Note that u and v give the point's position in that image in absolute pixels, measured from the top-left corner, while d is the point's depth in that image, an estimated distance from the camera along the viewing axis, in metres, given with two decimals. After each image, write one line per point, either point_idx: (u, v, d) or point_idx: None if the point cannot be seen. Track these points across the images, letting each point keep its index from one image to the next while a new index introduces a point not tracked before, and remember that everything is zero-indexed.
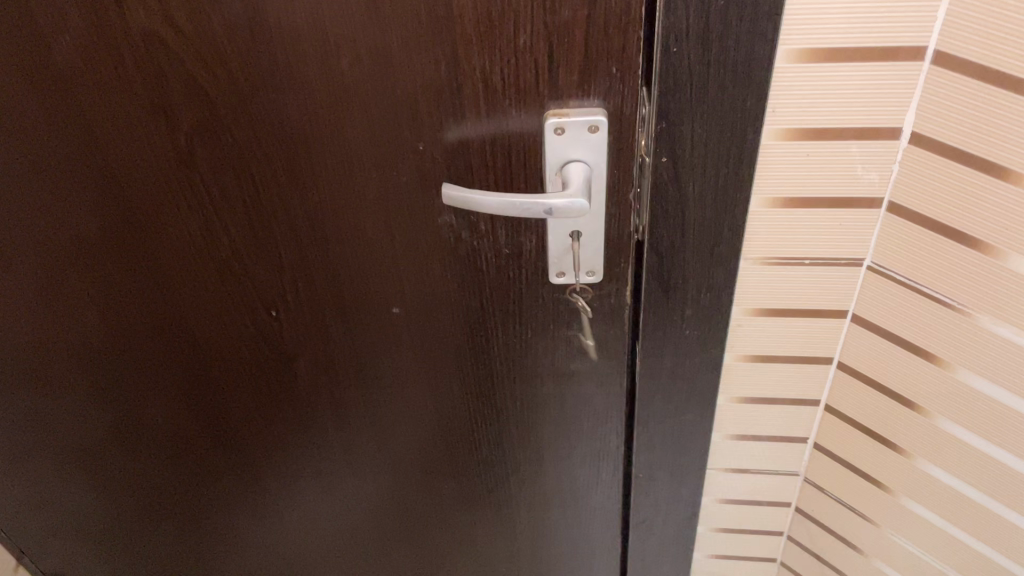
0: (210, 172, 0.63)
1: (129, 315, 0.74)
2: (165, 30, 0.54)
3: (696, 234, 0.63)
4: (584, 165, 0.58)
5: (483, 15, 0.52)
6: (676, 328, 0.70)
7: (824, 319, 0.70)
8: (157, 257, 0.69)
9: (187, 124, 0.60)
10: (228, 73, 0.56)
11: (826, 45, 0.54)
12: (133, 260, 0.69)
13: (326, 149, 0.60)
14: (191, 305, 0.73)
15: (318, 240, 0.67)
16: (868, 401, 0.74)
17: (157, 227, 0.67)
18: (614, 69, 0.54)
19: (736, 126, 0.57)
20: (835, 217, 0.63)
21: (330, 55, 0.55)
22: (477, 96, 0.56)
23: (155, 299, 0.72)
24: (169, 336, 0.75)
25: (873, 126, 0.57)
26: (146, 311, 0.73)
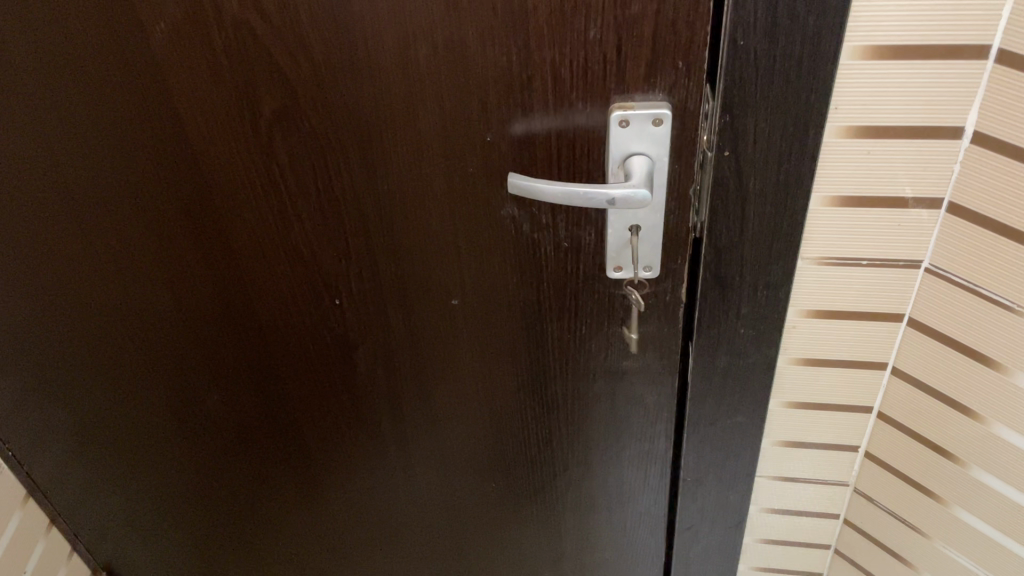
0: (287, 158, 0.65)
1: (199, 299, 0.76)
2: (253, 20, 0.57)
3: (755, 232, 0.64)
4: (646, 157, 0.60)
5: (556, 9, 0.54)
6: (730, 326, 0.71)
7: (879, 323, 0.71)
8: (231, 240, 0.71)
9: (269, 112, 0.62)
10: (312, 62, 0.59)
11: (889, 43, 0.55)
12: (208, 244, 0.72)
13: (397, 140, 0.63)
14: (260, 293, 0.75)
15: (385, 229, 0.69)
16: (922, 408, 0.74)
17: (233, 211, 0.69)
18: (680, 64, 0.56)
19: (799, 121, 0.57)
20: (893, 217, 0.63)
21: (408, 47, 0.57)
22: (546, 88, 0.58)
23: (227, 283, 0.74)
24: (237, 324, 0.78)
25: (935, 126, 0.58)
26: (216, 298, 0.76)
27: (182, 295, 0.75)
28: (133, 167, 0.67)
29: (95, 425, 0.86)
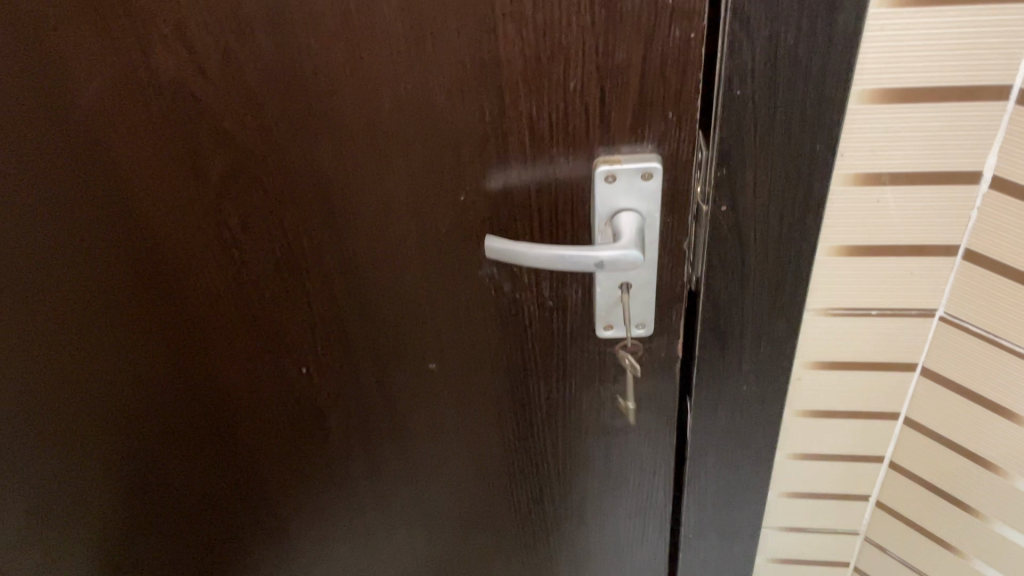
0: (242, 223, 0.59)
1: (155, 370, 0.70)
2: (194, 77, 0.51)
3: (757, 287, 0.58)
4: (636, 214, 0.55)
5: (531, 59, 0.48)
6: (732, 382, 0.65)
7: (891, 372, 0.66)
8: (185, 308, 0.65)
9: (220, 176, 0.57)
10: (262, 122, 0.53)
11: (900, 85, 0.49)
12: (160, 314, 0.66)
13: (362, 201, 0.57)
14: (220, 361, 0.69)
15: (353, 294, 0.63)
16: (938, 459, 0.69)
17: (186, 279, 0.63)
18: (670, 113, 0.51)
19: (803, 173, 0.51)
20: (906, 266, 0.58)
21: (368, 103, 0.52)
22: (524, 142, 0.53)
23: (184, 352, 0.69)
24: (199, 393, 0.72)
25: (950, 171, 0.53)
26: (173, 367, 0.70)
27: (136, 368, 0.69)
28: (75, 240, 0.61)
29: (52, 525, 0.78)
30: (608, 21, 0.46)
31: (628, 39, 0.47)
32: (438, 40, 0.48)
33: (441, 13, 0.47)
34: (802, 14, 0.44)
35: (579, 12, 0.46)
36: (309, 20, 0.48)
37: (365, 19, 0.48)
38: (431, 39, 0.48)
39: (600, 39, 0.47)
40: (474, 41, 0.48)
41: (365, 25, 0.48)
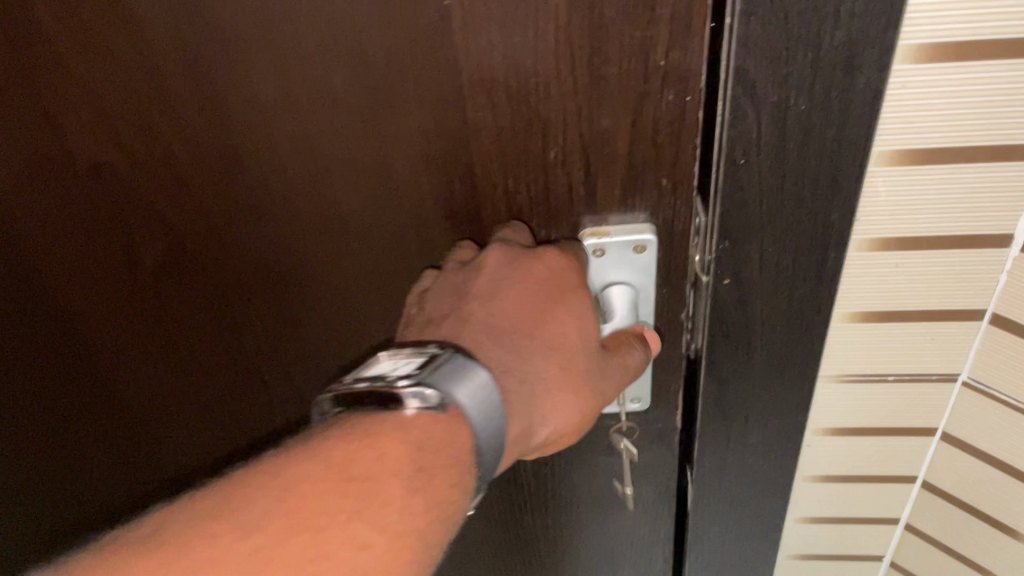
0: (185, 301, 0.53)
1: (99, 453, 0.64)
2: (116, 157, 0.45)
3: (765, 362, 0.52)
4: (628, 287, 0.49)
5: (505, 127, 0.42)
6: (737, 454, 0.59)
7: (908, 437, 0.60)
8: (128, 391, 0.59)
9: (156, 256, 0.50)
10: (200, 201, 0.47)
11: (924, 145, 0.43)
12: (101, 398, 0.59)
13: (319, 276, 0.51)
14: (170, 442, 0.63)
15: (313, 371, 0.57)
16: (959, 525, 0.64)
17: (127, 362, 0.57)
18: (664, 180, 0.45)
19: (816, 245, 0.46)
20: (926, 331, 0.53)
21: (320, 177, 0.45)
22: (499, 216, 0.47)
23: (130, 436, 0.62)
24: (147, 476, 0.66)
25: (978, 234, 0.47)
26: (117, 451, 0.64)
27: (84, 450, 0.64)
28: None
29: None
30: (591, 87, 0.40)
31: (614, 104, 0.41)
32: (396, 112, 0.42)
33: (397, 82, 0.41)
34: (813, 78, 0.39)
35: (557, 77, 0.40)
36: (245, 93, 0.42)
37: (310, 91, 0.41)
38: (388, 112, 0.42)
39: (583, 105, 0.41)
40: (438, 111, 0.42)
41: (309, 96, 0.41)
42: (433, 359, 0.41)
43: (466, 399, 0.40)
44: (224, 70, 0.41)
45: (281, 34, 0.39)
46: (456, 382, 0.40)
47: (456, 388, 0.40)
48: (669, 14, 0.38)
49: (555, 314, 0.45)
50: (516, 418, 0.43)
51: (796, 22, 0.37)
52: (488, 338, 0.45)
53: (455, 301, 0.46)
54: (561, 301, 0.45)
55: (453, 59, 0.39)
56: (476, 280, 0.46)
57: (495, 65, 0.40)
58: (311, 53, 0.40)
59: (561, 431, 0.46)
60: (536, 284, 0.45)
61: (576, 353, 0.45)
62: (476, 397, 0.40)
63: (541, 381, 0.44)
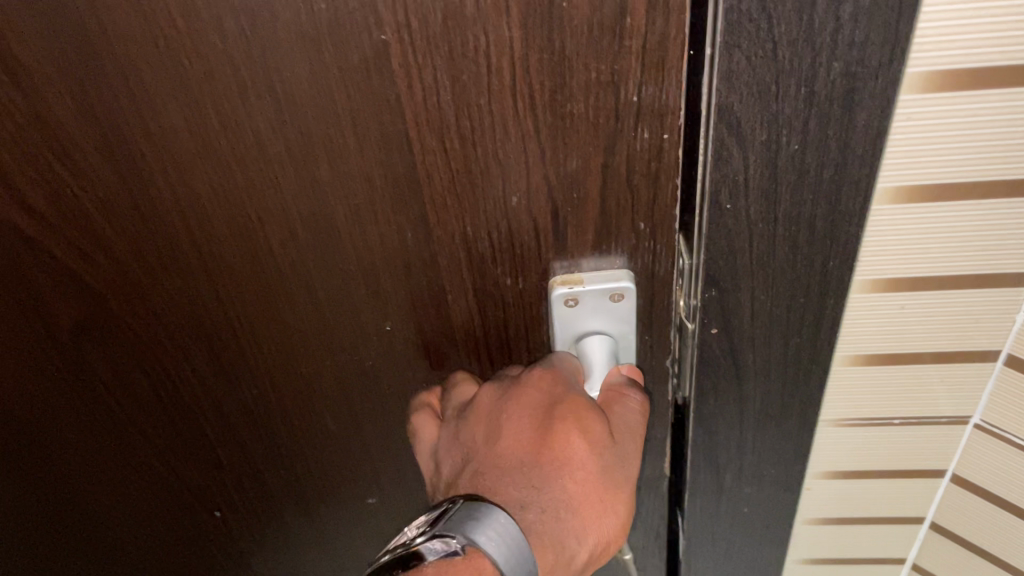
0: (110, 370, 0.46)
1: (26, 532, 0.56)
2: (16, 212, 0.39)
3: (759, 410, 0.47)
4: (607, 337, 0.43)
5: (460, 171, 0.36)
6: (731, 505, 0.54)
7: (916, 478, 0.56)
8: (54, 465, 0.52)
9: (71, 320, 0.44)
10: (115, 258, 0.41)
11: (934, 180, 0.39)
12: (25, 474, 0.52)
13: (259, 338, 0.45)
14: (106, 516, 0.56)
15: (262, 435, 0.51)
16: (970, 567, 0.59)
17: (50, 435, 0.50)
18: (642, 225, 0.38)
19: (813, 291, 0.41)
20: (934, 372, 0.48)
21: (251, 231, 0.39)
22: (458, 271, 0.40)
23: (60, 512, 0.55)
24: (84, 552, 0.59)
25: (993, 273, 0.42)
26: (46, 529, 0.56)
27: (10, 532, 0.56)
28: None
29: None
30: (555, 127, 0.34)
31: (582, 144, 0.35)
32: (332, 158, 0.36)
33: (329, 126, 0.34)
34: (808, 115, 0.34)
35: (518, 115, 0.34)
36: (155, 141, 0.35)
37: (229, 140, 0.35)
38: (322, 160, 0.36)
39: (546, 145, 0.35)
40: (381, 158, 0.36)
41: (230, 144, 0.35)
42: (445, 512, 0.40)
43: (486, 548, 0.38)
44: (128, 115, 0.35)
45: (190, 76, 0.33)
46: (469, 528, 0.38)
47: (465, 531, 0.38)
48: (640, 44, 0.32)
49: (561, 437, 0.42)
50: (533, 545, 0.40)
51: (787, 51, 0.32)
52: (490, 479, 0.43)
53: (461, 449, 0.44)
54: (567, 420, 0.42)
55: (393, 100, 0.33)
56: (476, 422, 0.44)
57: (443, 105, 0.33)
58: (226, 95, 0.33)
59: (604, 541, 0.43)
60: (535, 411, 0.43)
61: (593, 469, 0.42)
62: (494, 537, 0.38)
63: (557, 503, 0.42)
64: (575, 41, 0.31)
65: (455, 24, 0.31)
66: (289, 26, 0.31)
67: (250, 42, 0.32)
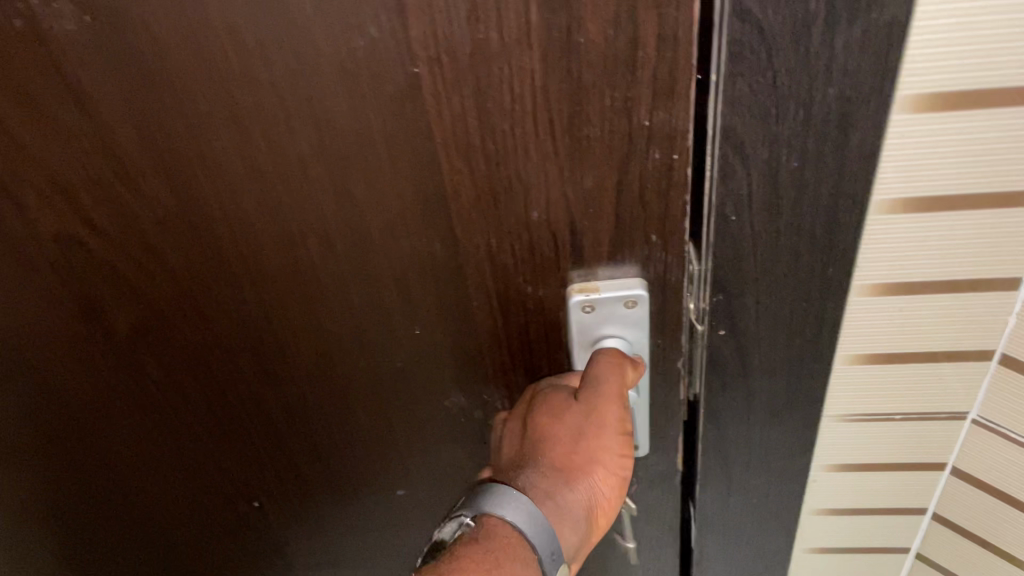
0: (161, 370, 0.50)
1: (84, 517, 0.60)
2: (81, 231, 0.42)
3: (765, 406, 0.50)
4: (620, 340, 0.45)
5: (485, 190, 0.39)
6: (741, 496, 0.57)
7: (918, 472, 0.58)
8: (108, 458, 0.56)
9: (127, 324, 0.47)
10: (168, 269, 0.44)
11: (927, 193, 0.41)
12: (82, 465, 0.56)
13: (298, 340, 0.48)
14: (155, 505, 0.60)
15: (300, 430, 0.54)
16: (971, 556, 0.62)
17: (105, 430, 0.54)
18: (653, 236, 0.41)
19: (815, 296, 0.44)
20: (933, 372, 0.51)
21: (293, 243, 0.42)
22: (484, 280, 0.43)
23: (113, 501, 0.59)
24: (134, 538, 0.62)
25: (985, 279, 0.45)
26: (102, 514, 0.60)
27: (69, 518, 0.60)
28: None
29: None
30: (572, 148, 0.37)
31: (597, 163, 0.38)
32: (370, 179, 0.39)
33: (367, 151, 0.38)
34: (806, 137, 0.37)
35: (538, 138, 0.37)
36: (210, 166, 0.39)
37: (277, 164, 0.38)
38: (360, 181, 0.39)
39: (566, 165, 0.38)
40: (413, 177, 0.39)
41: (276, 167, 0.39)
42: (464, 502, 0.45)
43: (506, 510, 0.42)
44: (185, 143, 0.38)
45: (243, 108, 0.36)
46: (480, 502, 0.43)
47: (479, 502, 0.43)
48: (651, 75, 0.34)
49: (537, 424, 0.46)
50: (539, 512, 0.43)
51: (785, 79, 0.35)
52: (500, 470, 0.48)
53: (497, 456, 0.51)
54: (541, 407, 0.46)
55: (425, 127, 0.36)
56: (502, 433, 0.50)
57: (470, 129, 0.36)
58: (274, 123, 0.37)
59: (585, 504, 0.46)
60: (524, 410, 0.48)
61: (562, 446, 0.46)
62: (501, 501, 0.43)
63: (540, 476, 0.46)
64: (592, 70, 0.34)
65: (481, 58, 0.34)
66: (331, 59, 0.34)
67: (296, 75, 0.35)
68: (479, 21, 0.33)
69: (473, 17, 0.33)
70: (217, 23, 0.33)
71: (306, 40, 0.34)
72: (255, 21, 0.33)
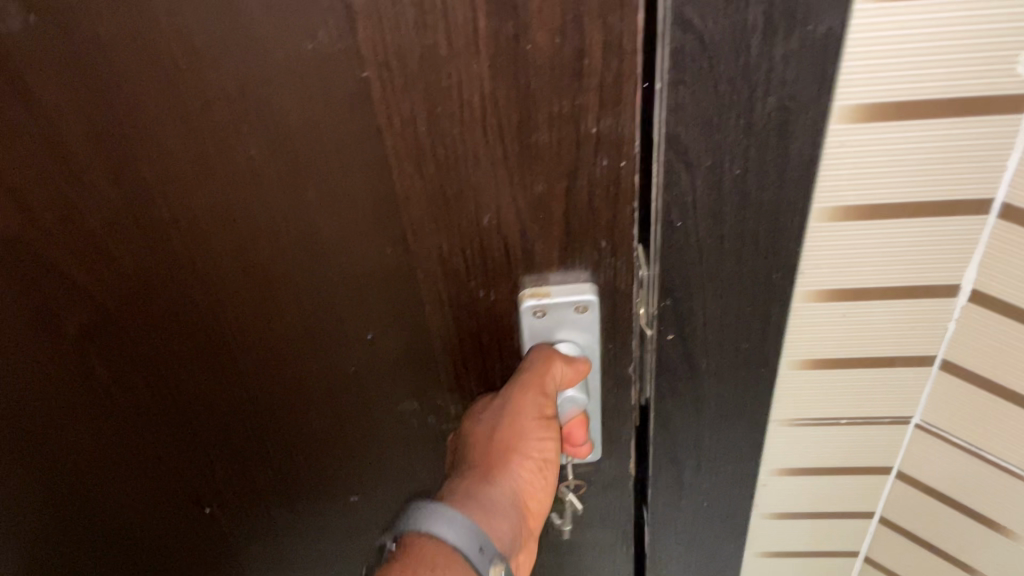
0: (111, 374, 0.49)
1: (30, 528, 0.59)
2: (28, 231, 0.42)
3: (714, 410, 0.51)
4: (572, 345, 0.45)
5: (436, 194, 0.39)
6: (692, 499, 0.57)
7: (864, 475, 0.60)
8: (55, 465, 0.55)
9: (75, 328, 0.47)
10: (118, 271, 0.44)
11: (866, 202, 0.42)
12: (28, 473, 0.55)
13: (250, 344, 0.48)
14: (104, 512, 0.59)
15: (253, 434, 0.54)
16: (916, 559, 0.64)
17: (52, 436, 0.53)
18: (603, 242, 0.41)
19: (759, 301, 0.45)
20: (876, 377, 0.52)
21: (244, 246, 0.42)
22: (435, 286, 0.43)
23: (61, 508, 0.58)
24: (83, 546, 0.61)
25: (924, 286, 0.47)
26: (49, 524, 0.59)
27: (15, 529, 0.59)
28: None
29: None
30: (521, 154, 0.37)
31: (546, 170, 0.38)
32: (320, 182, 0.39)
33: (317, 154, 0.38)
34: (747, 145, 0.38)
35: (488, 144, 0.37)
36: (160, 167, 0.39)
37: (225, 165, 0.38)
38: (310, 182, 0.39)
39: (516, 170, 0.38)
40: (364, 181, 0.39)
41: (226, 170, 0.39)
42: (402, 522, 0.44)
43: (442, 530, 0.42)
44: (133, 144, 0.38)
45: (190, 108, 0.36)
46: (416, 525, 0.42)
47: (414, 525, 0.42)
48: (597, 83, 0.35)
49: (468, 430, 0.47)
50: (473, 517, 0.43)
51: (726, 88, 0.36)
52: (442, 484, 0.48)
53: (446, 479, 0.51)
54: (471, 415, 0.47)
55: (375, 131, 0.37)
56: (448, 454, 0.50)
57: (420, 134, 0.37)
58: (223, 124, 0.37)
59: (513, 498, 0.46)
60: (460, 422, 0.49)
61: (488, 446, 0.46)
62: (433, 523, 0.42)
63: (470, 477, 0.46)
64: (538, 75, 0.34)
65: (429, 64, 0.34)
66: (281, 62, 0.34)
67: (246, 78, 0.35)
68: (426, 28, 0.33)
69: (421, 23, 0.33)
70: (165, 23, 0.33)
71: (254, 42, 0.34)
72: (204, 23, 0.33)
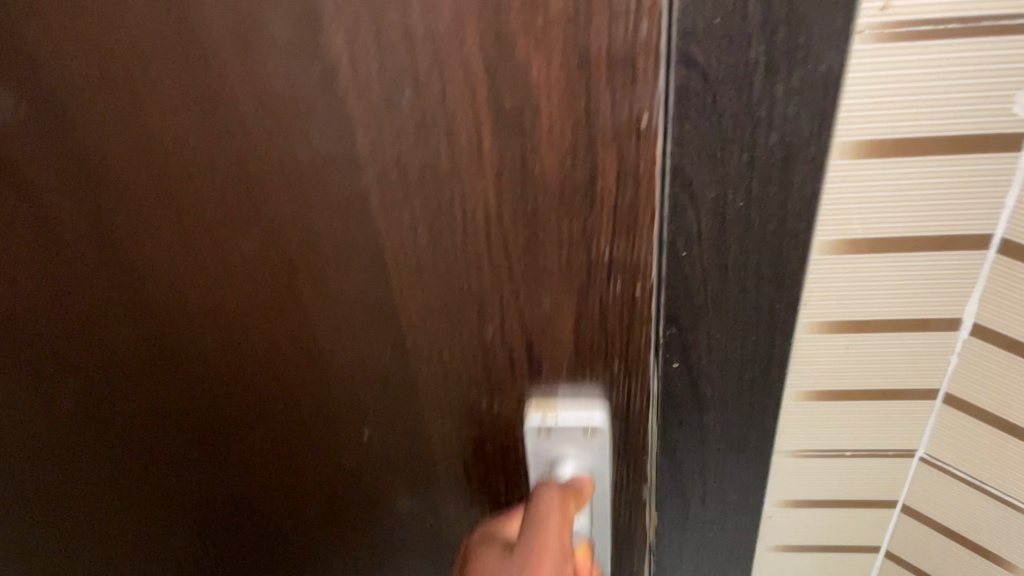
0: (114, 432, 0.48)
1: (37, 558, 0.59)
2: (37, 287, 0.41)
3: (719, 440, 0.52)
4: (577, 465, 0.39)
5: (432, 306, 0.34)
6: (699, 529, 0.58)
7: (870, 509, 0.60)
8: (62, 504, 0.54)
9: (79, 384, 0.45)
10: (119, 334, 0.42)
11: (866, 236, 0.44)
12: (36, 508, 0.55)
13: (246, 421, 0.45)
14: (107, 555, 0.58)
15: (249, 507, 0.51)
16: None
17: (59, 479, 0.52)
18: (618, 368, 0.35)
19: (762, 331, 0.46)
20: (881, 410, 0.53)
21: (238, 327, 0.39)
22: (433, 394, 0.38)
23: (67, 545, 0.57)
24: None
25: (927, 320, 0.47)
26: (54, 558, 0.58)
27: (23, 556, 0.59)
28: None
29: None
30: (526, 269, 0.31)
31: (555, 288, 0.32)
32: (309, 277, 0.35)
33: (307, 246, 0.34)
34: (750, 177, 0.39)
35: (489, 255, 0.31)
36: (150, 243, 0.36)
37: (216, 253, 0.36)
38: (299, 274, 0.35)
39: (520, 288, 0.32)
40: (355, 282, 0.34)
41: (214, 253, 0.36)
42: None
43: None
44: (129, 212, 0.36)
45: (181, 195, 0.34)
46: None
47: None
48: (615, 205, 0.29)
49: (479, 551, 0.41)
50: None
51: (730, 124, 0.37)
52: None
53: None
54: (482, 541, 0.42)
55: (365, 231, 0.32)
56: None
57: (415, 242, 0.32)
58: (212, 205, 0.34)
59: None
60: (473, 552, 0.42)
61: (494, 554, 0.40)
62: None
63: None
64: (550, 204, 0.29)
65: (424, 169, 0.29)
66: (268, 149, 0.31)
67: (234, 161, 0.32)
68: (421, 128, 0.28)
69: (418, 126, 0.28)
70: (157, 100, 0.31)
71: (243, 130, 0.30)
72: (190, 113, 0.31)
